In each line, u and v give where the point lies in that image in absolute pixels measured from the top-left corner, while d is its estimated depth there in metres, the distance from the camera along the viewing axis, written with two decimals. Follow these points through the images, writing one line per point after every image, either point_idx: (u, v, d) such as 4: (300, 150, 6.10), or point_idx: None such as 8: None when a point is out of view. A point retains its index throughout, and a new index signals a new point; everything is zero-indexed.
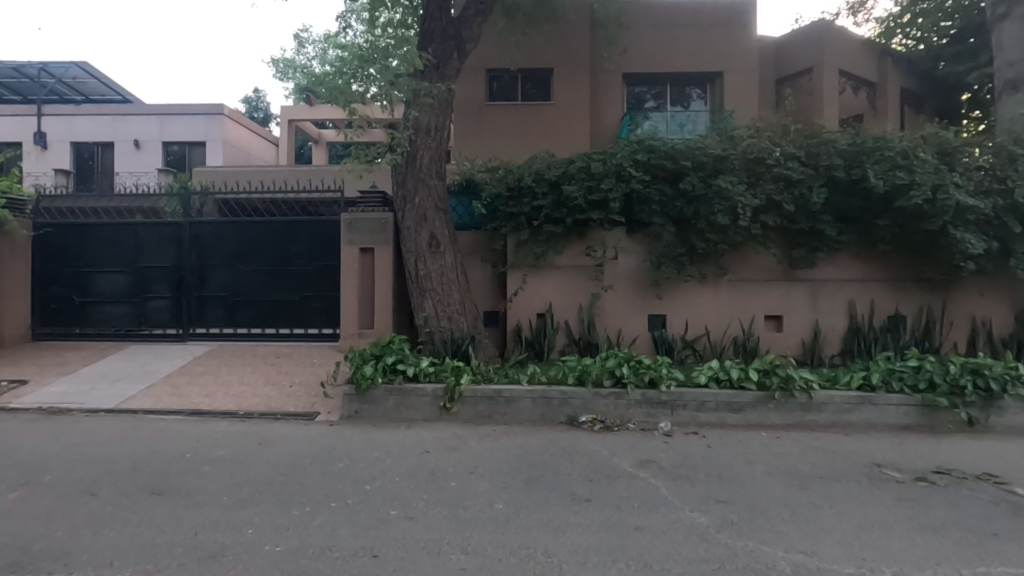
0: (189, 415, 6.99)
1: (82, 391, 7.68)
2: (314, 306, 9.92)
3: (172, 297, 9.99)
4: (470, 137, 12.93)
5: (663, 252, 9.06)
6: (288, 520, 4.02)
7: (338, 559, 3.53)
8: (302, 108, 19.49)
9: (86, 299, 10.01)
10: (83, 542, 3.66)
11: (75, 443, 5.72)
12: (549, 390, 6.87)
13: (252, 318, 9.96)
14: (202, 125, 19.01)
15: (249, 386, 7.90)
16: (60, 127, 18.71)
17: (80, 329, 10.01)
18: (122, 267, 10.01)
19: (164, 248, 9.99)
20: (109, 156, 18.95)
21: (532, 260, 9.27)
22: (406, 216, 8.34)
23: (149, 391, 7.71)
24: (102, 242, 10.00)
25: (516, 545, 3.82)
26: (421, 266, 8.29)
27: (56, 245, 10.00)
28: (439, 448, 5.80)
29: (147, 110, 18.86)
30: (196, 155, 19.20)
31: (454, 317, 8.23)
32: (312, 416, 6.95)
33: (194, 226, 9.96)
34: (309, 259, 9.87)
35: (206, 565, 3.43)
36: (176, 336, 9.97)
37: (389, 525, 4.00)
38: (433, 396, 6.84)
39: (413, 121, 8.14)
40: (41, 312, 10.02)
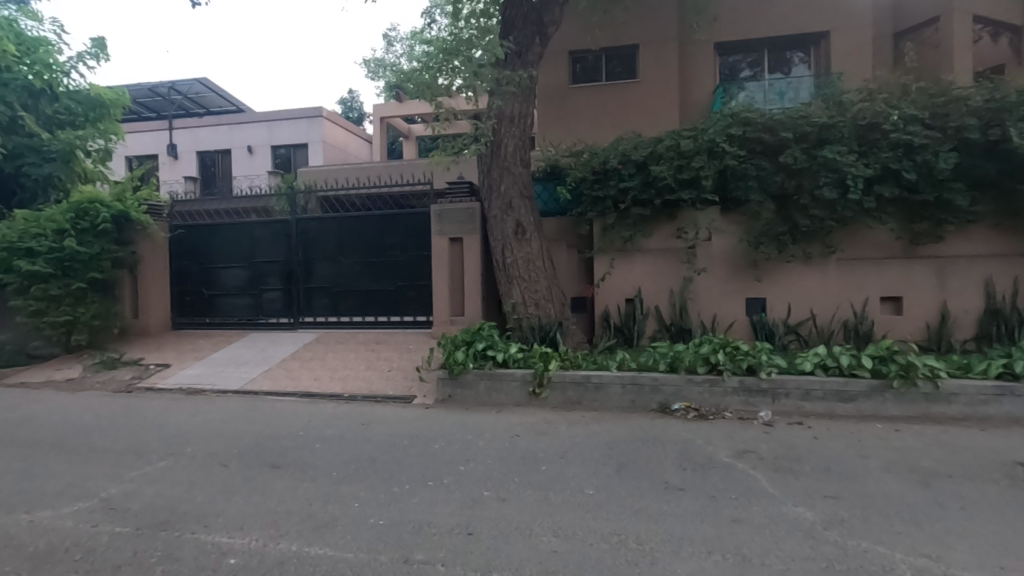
0: (301, 396, 7.66)
1: (213, 374, 8.64)
2: (408, 295, 10.41)
3: (284, 289, 10.91)
4: (554, 123, 12.76)
5: (762, 232, 8.53)
6: (390, 496, 4.29)
7: (436, 534, 3.70)
8: (392, 106, 20.37)
9: (213, 292, 11.18)
10: (218, 506, 4.10)
11: (209, 419, 6.48)
12: (639, 376, 6.75)
13: (353, 307, 10.62)
14: (304, 128, 20.46)
15: (352, 370, 8.47)
16: (187, 139, 20.86)
17: (209, 319, 11.22)
18: (241, 263, 11.05)
19: (276, 244, 10.90)
20: (228, 162, 20.93)
21: (619, 244, 9.06)
22: (492, 205, 8.45)
23: (267, 374, 8.53)
24: (224, 240, 11.10)
25: (607, 531, 3.80)
26: (508, 254, 8.38)
27: (187, 244, 11.25)
28: (528, 432, 5.90)
29: (257, 117, 20.58)
30: (300, 156, 20.69)
31: (542, 303, 8.29)
32: (409, 399, 7.34)
33: (299, 222, 10.78)
34: (402, 250, 10.36)
35: (321, 531, 3.72)
36: (288, 324, 10.88)
37: (483, 504, 4.15)
38: (523, 381, 6.95)
39: (496, 110, 8.25)
40: (178, 304, 11.33)
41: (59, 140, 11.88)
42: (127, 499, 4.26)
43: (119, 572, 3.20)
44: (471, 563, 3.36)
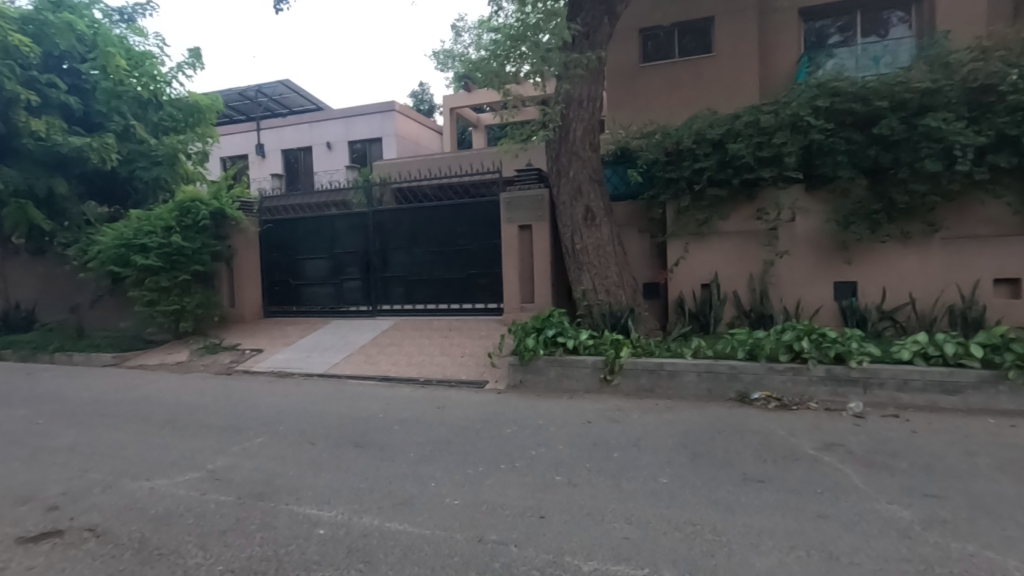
0: (380, 380, 8.04)
1: (301, 358, 9.25)
2: (479, 283, 10.61)
3: (363, 278, 11.42)
4: (625, 106, 12.43)
5: (853, 210, 7.92)
6: (465, 477, 4.43)
7: (509, 516, 3.77)
8: (461, 96, 20.63)
9: (299, 282, 11.91)
10: (307, 481, 4.40)
11: (298, 400, 6.95)
12: (716, 364, 6.51)
13: (427, 295, 10.96)
14: (378, 122, 21.20)
15: (427, 356, 8.77)
16: (273, 138, 22.21)
17: (296, 307, 11.96)
18: (323, 254, 11.68)
19: (354, 235, 11.42)
20: (309, 159, 22.09)
21: (694, 227, 8.73)
22: (561, 191, 8.38)
23: (349, 359, 9.01)
24: (308, 233, 11.76)
25: (681, 520, 3.73)
26: (577, 240, 8.30)
27: (275, 238, 12.03)
28: (600, 419, 5.87)
29: (335, 114, 21.55)
30: (375, 150, 21.45)
31: (613, 290, 8.17)
32: (482, 384, 7.51)
33: (376, 214, 11.23)
34: (473, 238, 10.55)
35: (401, 508, 3.91)
36: (367, 312, 11.40)
37: (555, 489, 4.19)
38: (594, 368, 6.91)
39: (565, 94, 8.17)
40: (269, 294, 12.16)
41: (165, 145, 13.08)
42: (229, 471, 4.67)
43: (225, 536, 3.52)
44: (543, 545, 3.40)
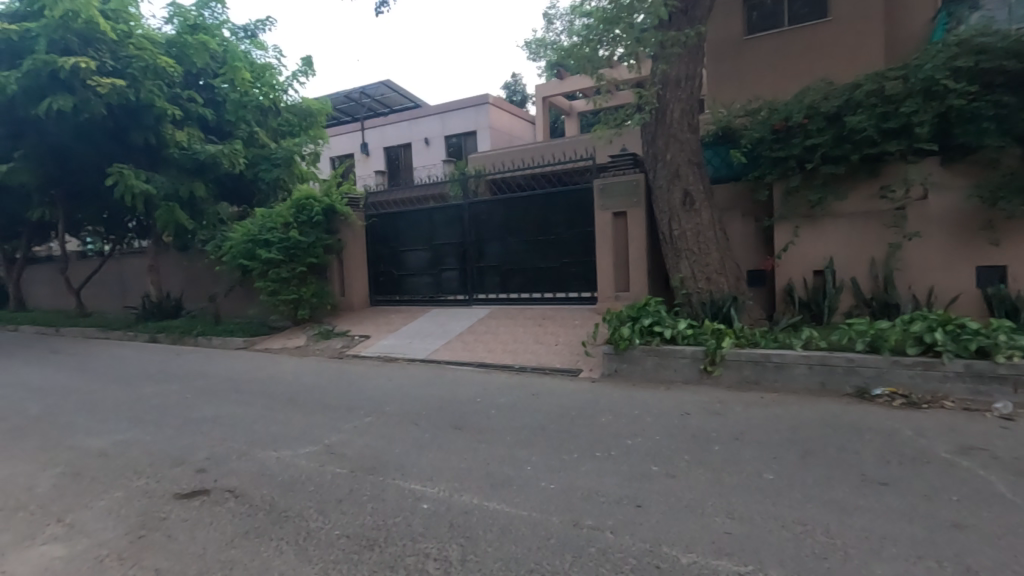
0: (477, 366, 8.31)
1: (403, 344, 9.78)
2: (573, 271, 10.60)
3: (460, 268, 11.82)
4: (727, 82, 11.65)
5: (1001, 184, 6.93)
6: (560, 463, 4.47)
7: (605, 503, 3.77)
8: (553, 84, 20.52)
9: (401, 273, 12.57)
10: (412, 460, 4.66)
11: (402, 384, 7.38)
12: (830, 356, 6.02)
13: (521, 284, 11.13)
14: (473, 116, 21.72)
15: (522, 344, 8.92)
16: (376, 137, 23.48)
17: (399, 296, 12.65)
18: (423, 246, 12.22)
19: (452, 226, 11.84)
20: (408, 155, 23.12)
21: (806, 209, 8.08)
22: (657, 175, 8.10)
23: (447, 345, 9.41)
24: (408, 225, 12.36)
25: (790, 519, 3.51)
26: (675, 226, 8.00)
27: (380, 231, 12.76)
28: (699, 411, 5.66)
29: (432, 111, 22.35)
30: (469, 143, 22.01)
31: (713, 277, 7.81)
32: (576, 372, 7.52)
33: (471, 206, 11.56)
34: (566, 227, 10.55)
35: (499, 489, 4.04)
36: (464, 301, 11.79)
37: (652, 479, 4.12)
38: (693, 358, 6.67)
39: (661, 75, 7.87)
40: (374, 284, 12.95)
41: (283, 147, 14.47)
42: (343, 446, 5.08)
43: (341, 504, 3.84)
44: (640, 534, 3.36)
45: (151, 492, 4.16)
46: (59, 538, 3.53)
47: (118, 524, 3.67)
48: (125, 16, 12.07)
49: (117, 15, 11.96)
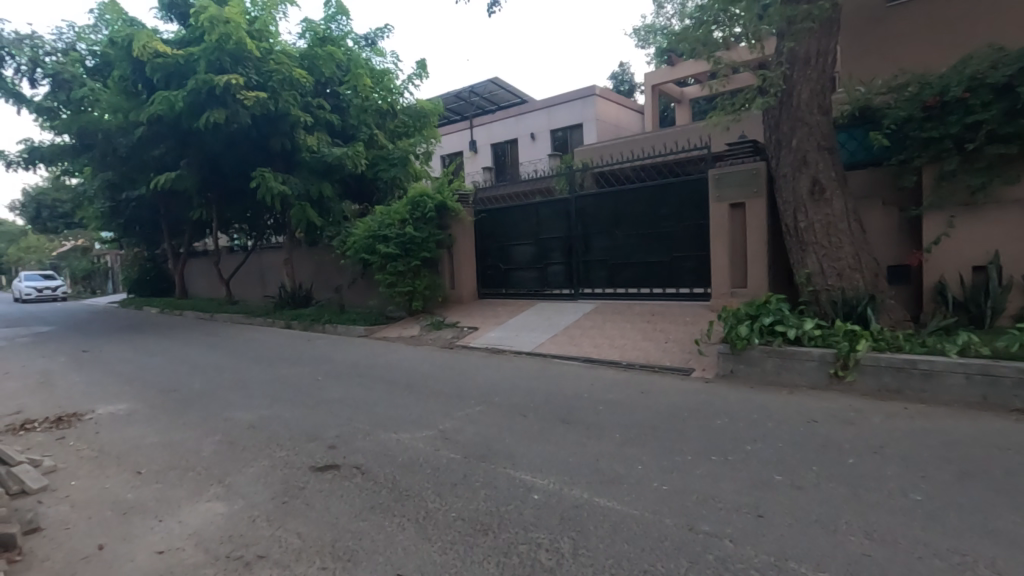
0: (584, 361, 8.27)
1: (510, 337, 9.99)
2: (684, 266, 10.22)
3: (566, 263, 11.83)
4: (865, 54, 10.50)
5: None
6: (672, 464, 4.33)
7: (723, 510, 3.59)
8: (663, 71, 19.71)
9: (508, 267, 12.82)
10: (522, 450, 4.74)
11: (509, 375, 7.56)
12: (994, 366, 5.26)
13: (629, 278, 10.92)
14: (580, 109, 21.53)
15: (629, 340, 8.74)
16: (484, 134, 24.09)
17: (505, 290, 12.93)
18: (530, 240, 12.37)
19: (558, 221, 11.86)
20: (515, 150, 23.45)
21: (964, 196, 7.07)
22: (782, 163, 7.51)
23: (553, 339, 9.46)
24: (516, 220, 12.56)
25: (944, 547, 3.11)
26: (801, 217, 7.37)
27: (488, 225, 13.10)
28: (829, 419, 5.19)
29: (538, 105, 22.47)
30: (576, 137, 21.84)
31: (846, 274, 7.10)
32: (688, 371, 7.22)
33: (578, 200, 11.51)
34: (678, 220, 10.20)
35: (609, 486, 3.99)
36: (570, 296, 11.78)
37: (774, 489, 3.85)
38: (821, 362, 6.13)
39: (788, 54, 7.28)
40: (482, 278, 13.34)
41: (400, 147, 15.35)
42: (457, 432, 5.30)
43: (456, 488, 4.02)
44: (763, 547, 3.16)
45: (291, 464, 4.63)
46: (219, 497, 4.05)
47: (266, 489, 4.14)
48: (266, 35, 13.43)
49: (260, 34, 13.33)
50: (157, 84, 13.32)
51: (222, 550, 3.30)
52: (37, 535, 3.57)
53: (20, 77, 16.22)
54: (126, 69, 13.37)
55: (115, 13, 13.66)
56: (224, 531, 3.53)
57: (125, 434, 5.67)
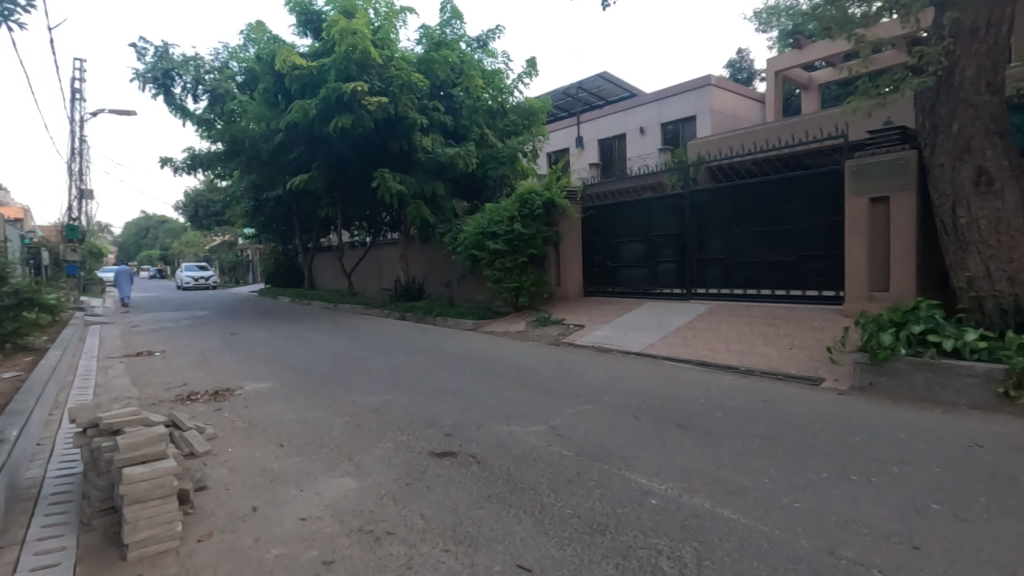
0: (697, 364, 7.91)
1: (618, 336, 9.80)
2: (813, 267, 9.42)
3: (677, 261, 11.38)
4: None
5: None
6: (804, 480, 3.99)
7: (868, 536, 3.25)
8: (789, 55, 18.08)
9: (616, 264, 12.59)
10: (636, 453, 4.63)
11: (618, 375, 7.42)
12: None
13: (748, 279, 10.27)
14: (693, 100, 20.53)
15: (748, 344, 8.20)
16: (591, 130, 23.78)
17: (612, 288, 12.71)
18: (639, 237, 12.05)
19: (670, 217, 11.44)
20: (623, 145, 22.91)
21: None
22: (938, 151, 6.65)
23: (664, 340, 9.14)
24: (625, 217, 12.30)
25: None
26: (961, 213, 6.46)
27: (596, 223, 12.96)
28: (998, 445, 4.51)
29: (649, 98, 21.74)
30: (688, 129, 20.87)
31: (1019, 277, 6.15)
32: (818, 381, 6.63)
33: (693, 195, 11.02)
34: (806, 216, 9.42)
35: (732, 497, 3.78)
36: (681, 295, 11.32)
37: (932, 518, 3.42)
38: (986, 379, 5.37)
39: (951, 27, 6.41)
40: (589, 275, 13.22)
41: (509, 146, 15.65)
42: (568, 429, 5.30)
43: (570, 485, 4.02)
44: None
45: (412, 448, 4.89)
46: (350, 474, 4.38)
47: (391, 470, 4.41)
48: (388, 43, 14.26)
49: (382, 42, 14.21)
50: (295, 94, 14.67)
51: (355, 523, 3.56)
52: (204, 493, 4.08)
53: (185, 93, 18.66)
54: (269, 82, 14.86)
55: (260, 32, 15.24)
56: (356, 505, 3.81)
57: (269, 409, 6.32)
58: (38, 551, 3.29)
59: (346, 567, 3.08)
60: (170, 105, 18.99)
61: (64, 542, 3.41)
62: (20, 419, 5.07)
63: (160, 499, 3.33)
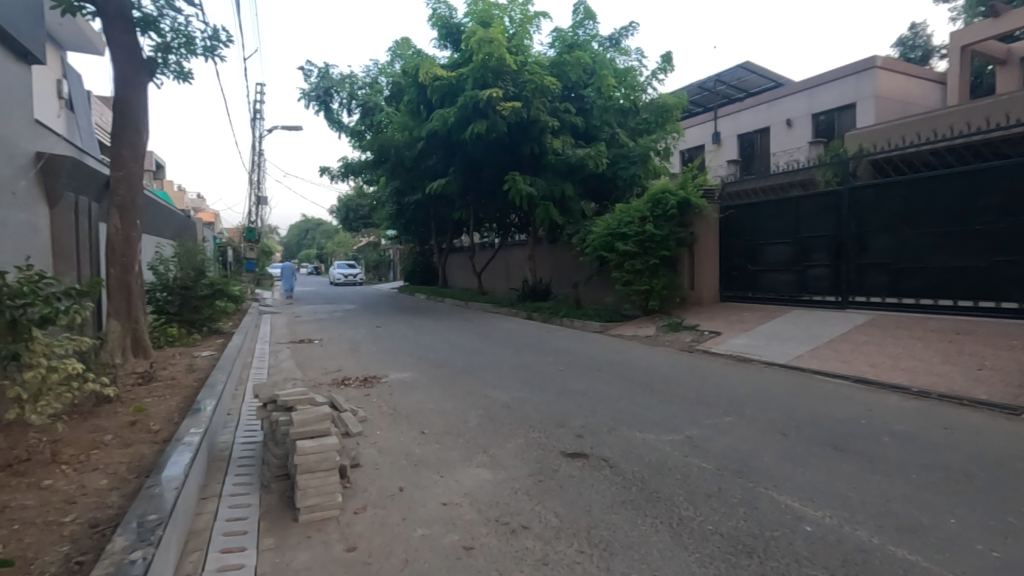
0: (856, 382, 7.06)
1: (760, 346, 9.08)
2: (1011, 275, 7.96)
3: (832, 265, 10.28)
4: None
5: None
6: (1004, 527, 3.37)
7: None
8: (980, 26, 15.43)
9: (758, 268, 11.69)
10: (784, 473, 4.24)
11: (762, 387, 6.87)
12: None
13: (922, 287, 8.97)
14: (852, 86, 18.32)
15: (921, 362, 7.15)
16: (729, 125, 22.34)
17: (753, 293, 11.83)
18: (786, 239, 11.08)
19: (824, 217, 10.36)
20: (766, 140, 21.18)
21: None
22: None
23: (814, 352, 8.30)
24: (770, 217, 11.37)
25: None
26: None
27: (736, 223, 12.15)
28: None
29: (797, 87, 19.83)
30: (846, 118, 18.65)
31: None
32: (1017, 411, 5.57)
33: (853, 192, 9.86)
34: (1003, 214, 7.98)
35: (908, 536, 3.30)
36: (835, 304, 10.21)
37: None
38: None
39: None
40: (726, 279, 12.43)
41: (640, 144, 15.22)
42: (706, 441, 5.01)
43: (711, 500, 3.80)
44: None
45: (544, 446, 4.95)
46: (485, 465, 4.55)
47: (524, 466, 4.50)
48: (522, 49, 14.62)
49: (517, 49, 14.62)
50: (435, 103, 15.60)
51: (492, 514, 3.68)
52: (358, 469, 4.49)
53: (342, 108, 20.78)
54: (413, 93, 15.95)
55: (406, 48, 16.45)
56: (492, 497, 3.94)
57: (410, 398, 6.79)
58: (231, 505, 3.86)
59: (484, 554, 3.20)
60: (329, 120, 21.29)
61: (251, 500, 3.95)
62: (216, 391, 5.99)
63: (325, 471, 3.72)
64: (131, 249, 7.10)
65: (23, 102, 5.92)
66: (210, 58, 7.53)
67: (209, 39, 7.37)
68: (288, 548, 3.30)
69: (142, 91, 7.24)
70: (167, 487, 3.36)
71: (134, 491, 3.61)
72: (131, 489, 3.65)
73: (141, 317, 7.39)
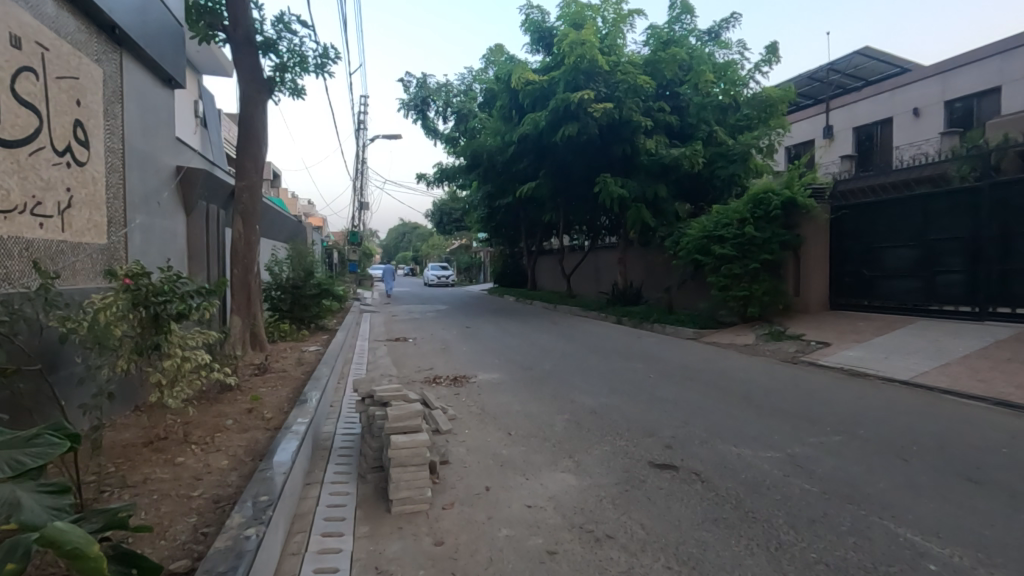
0: (996, 404, 6.21)
1: (877, 359, 8.25)
2: None
3: (966, 271, 9.17)
4: None
5: None
6: None
7: None
8: None
9: (875, 273, 10.66)
10: (904, 503, 3.82)
11: (879, 406, 6.24)
12: None
13: None
14: (997, 67, 16.09)
15: None
16: (844, 117, 20.63)
17: (869, 301, 10.82)
18: (910, 241, 10.03)
19: (956, 218, 9.27)
20: (888, 132, 19.24)
21: None
22: None
23: (943, 369, 7.41)
24: (891, 217, 10.33)
25: None
26: None
27: (849, 224, 11.15)
28: None
29: (927, 72, 17.82)
30: (988, 105, 16.41)
31: None
32: None
33: (994, 188, 8.73)
34: None
35: None
36: (972, 314, 9.13)
37: None
38: None
39: None
40: (838, 285, 11.43)
41: (741, 142, 14.38)
42: (811, 461, 4.63)
43: (816, 526, 3.50)
44: None
45: (631, 455, 4.83)
46: (571, 471, 4.51)
47: (611, 474, 4.42)
48: (615, 49, 14.46)
49: (609, 49, 14.46)
50: (526, 107, 15.79)
51: (576, 520, 3.65)
52: (447, 466, 4.64)
53: (437, 116, 21.66)
54: (505, 99, 16.27)
55: (499, 54, 16.81)
56: (576, 503, 3.91)
57: (498, 399, 6.90)
58: (332, 492, 4.13)
59: (568, 560, 3.18)
60: (425, 128, 22.24)
61: (349, 488, 4.21)
62: (321, 385, 6.43)
63: (416, 466, 3.88)
64: (251, 251, 7.81)
65: (167, 122, 6.72)
66: (320, 74, 8.13)
67: (319, 56, 7.98)
68: (380, 537, 3.47)
69: (262, 107, 7.97)
70: (277, 471, 3.67)
71: (249, 473, 3.97)
72: (248, 470, 4.03)
73: (258, 313, 8.13)
